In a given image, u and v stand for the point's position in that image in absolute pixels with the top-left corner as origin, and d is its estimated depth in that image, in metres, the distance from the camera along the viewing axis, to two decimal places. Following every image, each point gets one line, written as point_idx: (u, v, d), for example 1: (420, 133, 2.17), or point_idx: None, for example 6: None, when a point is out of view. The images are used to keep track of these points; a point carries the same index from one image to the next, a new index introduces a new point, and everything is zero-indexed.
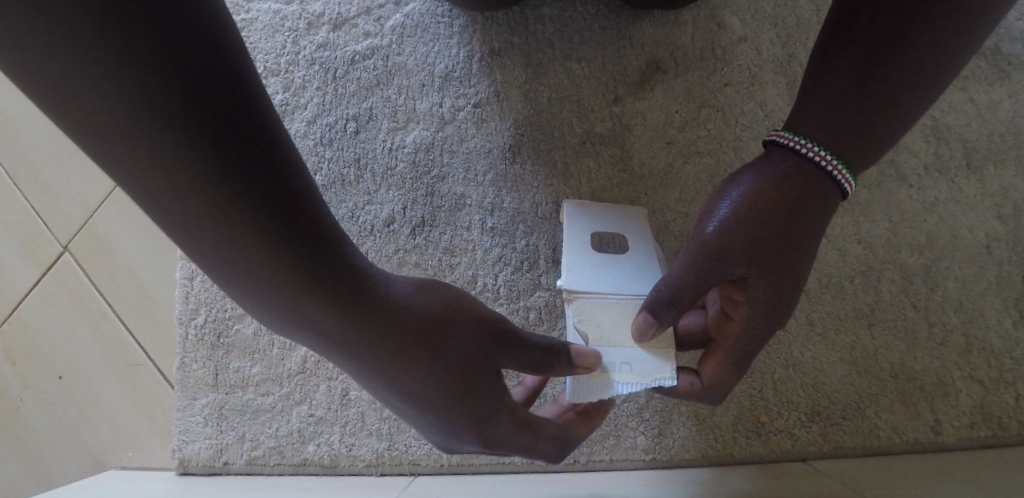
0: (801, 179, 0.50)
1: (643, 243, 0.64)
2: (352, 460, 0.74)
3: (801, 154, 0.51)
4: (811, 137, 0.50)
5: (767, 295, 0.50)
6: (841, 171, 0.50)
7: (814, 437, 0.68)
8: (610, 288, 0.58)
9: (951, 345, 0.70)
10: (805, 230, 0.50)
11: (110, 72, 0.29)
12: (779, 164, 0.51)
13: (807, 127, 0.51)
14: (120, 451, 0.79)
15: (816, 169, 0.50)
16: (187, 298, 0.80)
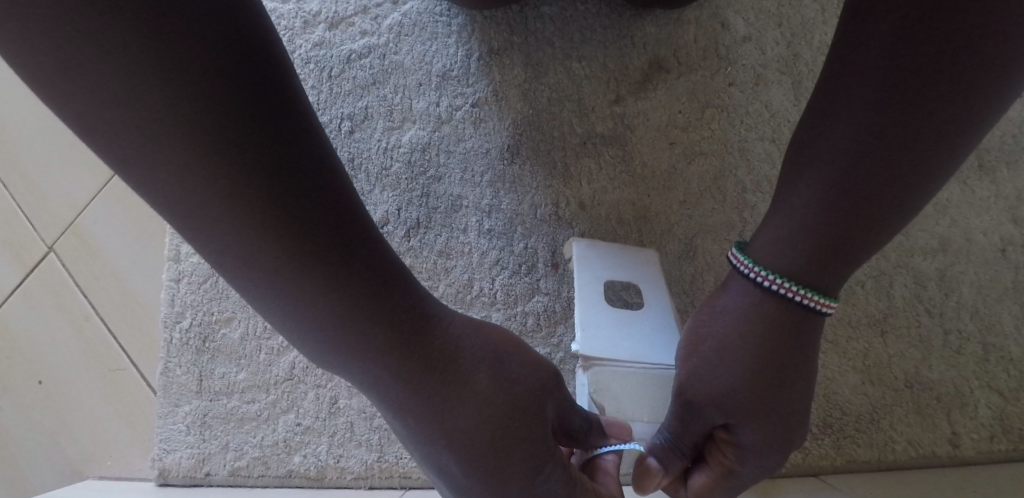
0: (767, 315, 0.47)
1: (661, 297, 0.61)
2: (339, 472, 0.70)
3: (767, 288, 0.47)
4: (775, 265, 0.47)
5: (755, 437, 0.48)
6: (813, 297, 0.46)
7: (827, 451, 0.64)
8: (626, 358, 0.56)
9: (968, 353, 0.66)
10: (784, 369, 0.47)
11: (140, 76, 0.29)
12: (744, 295, 0.49)
13: (775, 246, 0.47)
14: (97, 460, 0.75)
15: (784, 301, 0.47)
16: (173, 301, 0.76)
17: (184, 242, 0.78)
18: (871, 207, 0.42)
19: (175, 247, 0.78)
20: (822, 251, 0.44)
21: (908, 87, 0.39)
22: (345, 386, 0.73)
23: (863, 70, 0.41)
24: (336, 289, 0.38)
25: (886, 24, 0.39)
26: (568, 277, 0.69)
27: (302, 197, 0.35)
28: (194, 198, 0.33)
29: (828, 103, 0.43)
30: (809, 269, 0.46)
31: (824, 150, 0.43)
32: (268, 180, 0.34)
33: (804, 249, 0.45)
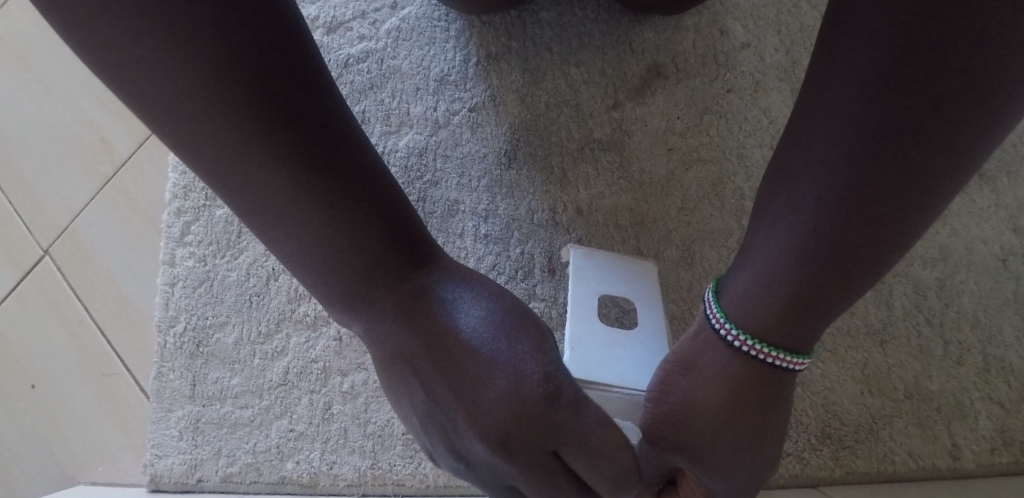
0: (735, 373, 0.45)
1: (655, 318, 0.60)
2: (332, 479, 0.69)
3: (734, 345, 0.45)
4: (744, 322, 0.44)
5: (722, 482, 0.47)
6: (783, 356, 0.44)
7: (825, 462, 0.63)
8: (617, 381, 0.53)
9: (969, 364, 0.66)
10: (752, 427, 0.45)
11: (184, 39, 0.29)
12: (715, 347, 0.46)
13: (744, 299, 0.43)
14: (89, 465, 0.74)
15: (752, 359, 0.44)
16: (167, 305, 0.76)
17: (179, 246, 0.77)
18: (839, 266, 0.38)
19: (170, 251, 0.77)
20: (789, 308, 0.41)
21: (886, 127, 0.33)
22: (339, 392, 0.72)
23: (837, 103, 0.35)
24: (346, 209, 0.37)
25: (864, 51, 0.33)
26: (565, 284, 0.68)
27: (328, 174, 0.36)
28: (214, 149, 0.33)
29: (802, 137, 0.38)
30: (778, 330, 0.42)
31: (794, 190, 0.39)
32: (296, 148, 0.34)
33: (772, 304, 0.42)
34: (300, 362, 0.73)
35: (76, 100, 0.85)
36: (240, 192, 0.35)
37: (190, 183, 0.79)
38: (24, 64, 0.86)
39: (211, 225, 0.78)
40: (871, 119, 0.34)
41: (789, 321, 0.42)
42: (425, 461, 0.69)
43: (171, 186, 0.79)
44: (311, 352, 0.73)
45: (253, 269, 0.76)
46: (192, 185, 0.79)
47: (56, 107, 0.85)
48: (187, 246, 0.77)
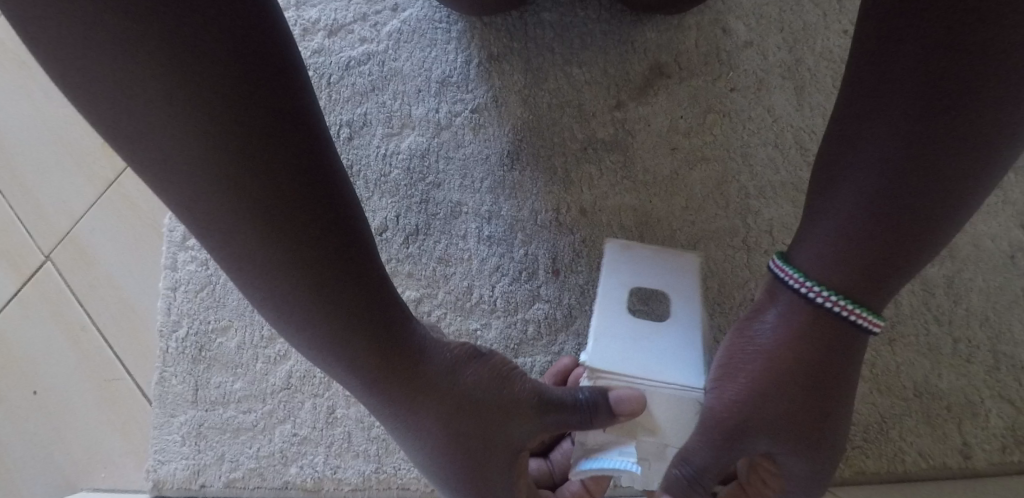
0: (811, 332, 0.45)
1: (689, 306, 0.54)
2: (336, 483, 0.69)
3: (811, 302, 0.45)
4: (823, 280, 0.44)
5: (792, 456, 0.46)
6: (865, 317, 0.44)
7: (835, 461, 0.62)
8: (638, 372, 0.50)
9: (978, 362, 0.65)
10: (830, 385, 0.45)
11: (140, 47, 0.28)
12: (787, 303, 0.47)
13: (822, 259, 0.44)
14: (91, 472, 0.74)
15: (828, 315, 0.44)
16: (169, 310, 0.75)
17: (180, 250, 0.77)
18: (915, 217, 0.40)
19: (172, 255, 0.77)
20: (863, 263, 0.42)
21: (933, 102, 0.38)
22: (343, 395, 0.71)
23: (896, 80, 0.39)
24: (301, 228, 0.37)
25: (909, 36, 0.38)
26: (569, 284, 0.67)
27: (305, 195, 0.36)
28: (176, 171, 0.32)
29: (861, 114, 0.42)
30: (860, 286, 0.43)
31: (863, 161, 0.41)
32: (260, 168, 0.34)
33: (846, 262, 0.43)
34: (303, 366, 0.73)
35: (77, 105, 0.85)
36: (206, 215, 0.34)
37: None
38: (26, 71, 0.86)
39: None
40: (921, 91, 0.38)
41: (867, 279, 0.43)
42: None
43: None
44: None
45: None
46: None
47: (58, 114, 0.85)
48: (189, 250, 0.77)
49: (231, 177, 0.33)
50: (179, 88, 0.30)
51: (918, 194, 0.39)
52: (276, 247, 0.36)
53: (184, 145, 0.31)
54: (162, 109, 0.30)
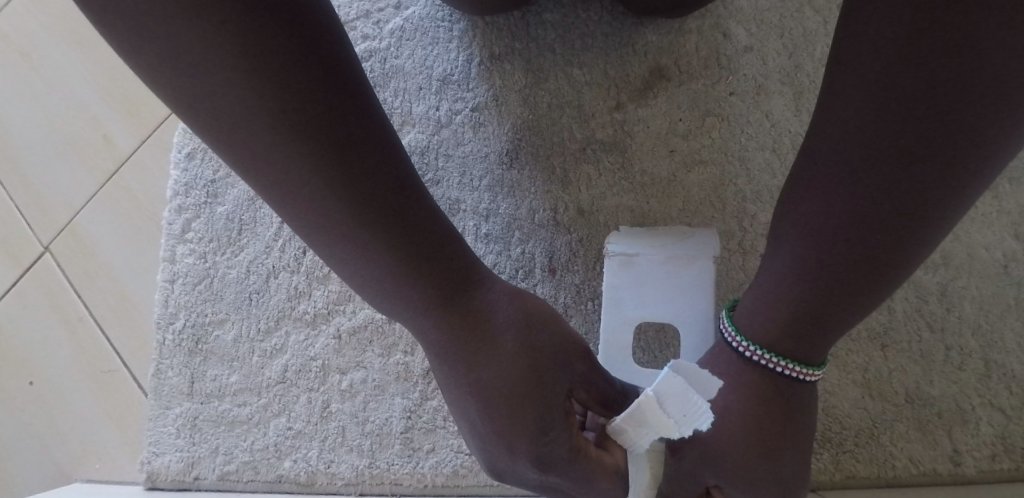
0: (749, 384, 0.49)
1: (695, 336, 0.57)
2: (329, 478, 0.69)
3: (744, 354, 0.49)
4: (750, 330, 0.49)
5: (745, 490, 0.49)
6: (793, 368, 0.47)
7: (825, 466, 0.63)
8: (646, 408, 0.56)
9: (970, 369, 0.65)
10: (779, 436, 0.48)
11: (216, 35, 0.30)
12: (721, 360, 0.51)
13: (754, 314, 0.48)
14: (88, 461, 0.74)
15: (762, 369, 0.48)
16: (166, 302, 0.76)
17: (179, 243, 0.77)
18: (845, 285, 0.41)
19: (170, 247, 0.77)
20: (799, 325, 0.45)
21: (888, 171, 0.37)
22: (338, 390, 0.72)
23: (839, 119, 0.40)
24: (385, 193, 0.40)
25: (870, 70, 0.37)
26: (565, 284, 0.68)
27: (379, 164, 0.39)
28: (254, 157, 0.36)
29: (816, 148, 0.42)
30: (790, 343, 0.46)
31: (807, 198, 0.42)
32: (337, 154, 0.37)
33: (781, 321, 0.46)
34: (298, 360, 0.73)
35: (78, 95, 0.84)
36: (302, 207, 0.38)
37: (191, 179, 0.78)
38: (27, 60, 0.86)
39: (211, 222, 0.77)
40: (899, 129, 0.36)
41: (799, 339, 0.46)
42: (424, 460, 0.69)
43: (172, 183, 0.78)
44: (310, 351, 0.73)
45: (253, 266, 0.75)
46: (193, 182, 0.78)
47: (59, 103, 0.85)
48: (187, 243, 0.77)
49: (318, 166, 0.36)
50: (291, 99, 0.34)
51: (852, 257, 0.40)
52: (363, 218, 0.39)
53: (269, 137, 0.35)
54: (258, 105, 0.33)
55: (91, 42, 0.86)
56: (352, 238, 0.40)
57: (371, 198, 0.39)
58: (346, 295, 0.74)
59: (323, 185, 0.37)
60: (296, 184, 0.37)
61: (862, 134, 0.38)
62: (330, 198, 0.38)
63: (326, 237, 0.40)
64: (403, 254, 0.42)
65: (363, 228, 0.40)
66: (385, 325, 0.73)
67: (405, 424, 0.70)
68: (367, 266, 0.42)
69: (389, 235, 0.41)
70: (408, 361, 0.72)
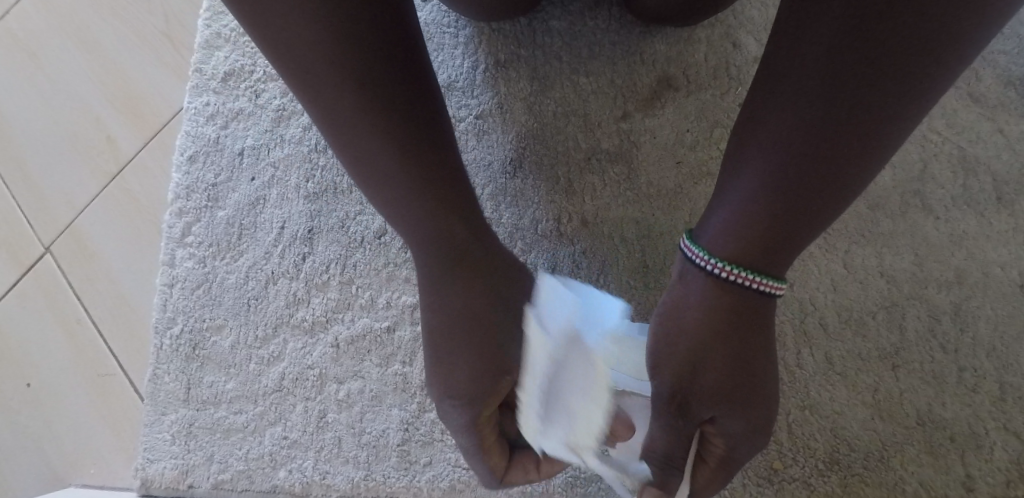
0: (721, 304, 0.46)
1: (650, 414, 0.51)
2: (324, 489, 0.68)
3: (710, 272, 0.46)
4: (726, 254, 0.45)
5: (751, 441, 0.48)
6: (763, 284, 0.45)
7: (832, 489, 0.61)
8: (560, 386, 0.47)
9: (984, 392, 0.63)
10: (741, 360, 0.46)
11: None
12: (695, 281, 0.47)
13: (722, 235, 0.45)
14: (81, 467, 0.73)
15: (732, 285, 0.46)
16: (165, 306, 0.75)
17: (179, 247, 0.76)
18: (812, 210, 0.41)
19: (169, 251, 0.76)
20: (770, 239, 0.43)
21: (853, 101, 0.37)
22: (334, 400, 0.70)
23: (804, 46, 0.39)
24: (392, 104, 0.43)
25: (816, 50, 0.38)
26: None
27: (396, 85, 0.43)
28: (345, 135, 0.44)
29: (744, 138, 0.44)
30: (757, 257, 0.44)
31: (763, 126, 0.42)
32: (410, 120, 0.45)
33: (755, 235, 0.43)
34: (296, 368, 0.72)
35: (83, 97, 0.84)
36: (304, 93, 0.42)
37: (193, 183, 0.78)
38: (33, 61, 0.86)
39: (212, 226, 0.76)
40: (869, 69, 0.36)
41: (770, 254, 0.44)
42: (420, 474, 0.67)
43: (174, 186, 0.78)
44: (308, 359, 0.72)
45: (252, 272, 0.75)
46: (194, 185, 0.77)
47: (64, 104, 0.84)
48: (187, 247, 0.76)
49: (332, 68, 0.40)
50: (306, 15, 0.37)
51: (819, 191, 0.40)
52: (366, 131, 0.44)
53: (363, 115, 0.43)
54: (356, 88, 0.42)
55: (95, 43, 0.85)
56: (346, 132, 0.44)
57: (368, 105, 0.43)
58: (345, 303, 0.73)
59: (328, 82, 0.41)
60: (299, 73, 0.41)
61: (823, 88, 0.38)
62: (334, 93, 0.41)
63: (330, 124, 0.44)
64: (390, 159, 0.45)
65: (356, 125, 0.43)
66: (384, 334, 0.72)
67: (402, 436, 0.69)
68: (358, 157, 0.45)
69: (379, 138, 0.44)
70: (406, 372, 0.70)
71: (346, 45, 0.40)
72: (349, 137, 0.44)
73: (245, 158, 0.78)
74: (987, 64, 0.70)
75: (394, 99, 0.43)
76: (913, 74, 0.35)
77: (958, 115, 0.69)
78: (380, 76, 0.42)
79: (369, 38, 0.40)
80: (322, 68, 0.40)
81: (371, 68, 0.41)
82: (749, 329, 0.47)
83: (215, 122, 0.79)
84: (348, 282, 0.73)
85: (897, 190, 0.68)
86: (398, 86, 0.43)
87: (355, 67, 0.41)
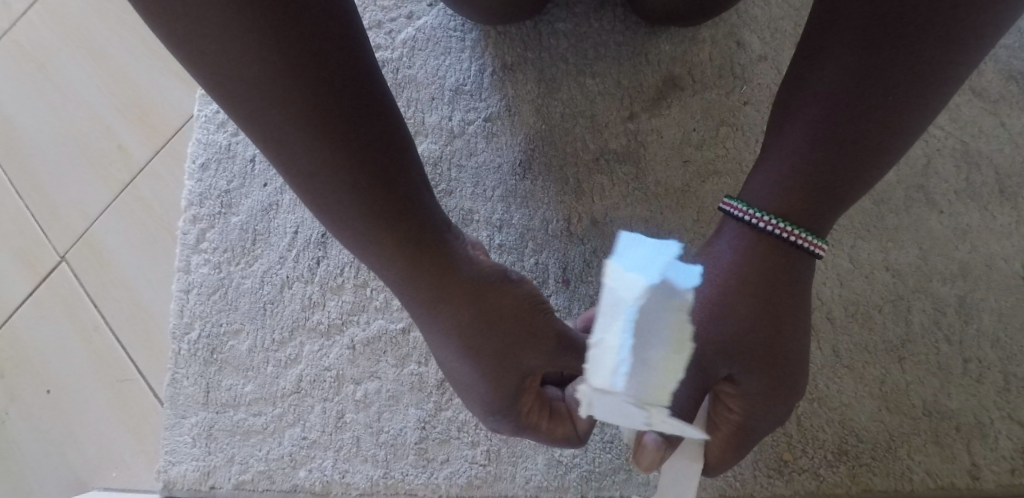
0: (763, 257, 0.46)
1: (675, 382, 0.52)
2: (344, 488, 0.69)
3: (755, 226, 0.47)
4: (765, 205, 0.46)
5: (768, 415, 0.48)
6: (805, 240, 0.46)
7: (841, 479, 0.63)
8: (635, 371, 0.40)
9: (989, 382, 0.64)
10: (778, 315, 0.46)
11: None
12: (736, 235, 0.48)
13: (763, 188, 0.46)
14: (104, 471, 0.75)
15: (775, 240, 0.46)
16: (182, 312, 0.76)
17: (194, 253, 0.77)
18: (847, 167, 0.43)
19: (185, 257, 0.77)
20: (805, 193, 0.44)
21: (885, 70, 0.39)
22: (352, 400, 0.72)
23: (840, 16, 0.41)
24: (345, 136, 0.40)
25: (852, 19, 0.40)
26: (579, 295, 0.68)
27: (353, 116, 0.40)
28: (315, 174, 0.41)
29: (791, 101, 0.45)
30: (799, 208, 0.45)
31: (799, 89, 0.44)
32: (370, 153, 0.41)
33: (792, 189, 0.45)
34: (313, 370, 0.73)
35: (93, 106, 0.85)
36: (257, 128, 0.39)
37: (206, 190, 0.79)
38: (43, 72, 0.87)
39: (226, 232, 0.77)
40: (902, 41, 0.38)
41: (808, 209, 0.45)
42: (438, 471, 0.69)
43: (187, 193, 0.79)
44: (324, 361, 0.73)
45: (267, 276, 0.76)
46: (207, 192, 0.79)
47: (75, 113, 0.85)
48: (202, 253, 0.77)
49: (283, 99, 0.37)
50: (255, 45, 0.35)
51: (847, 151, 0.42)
52: (323, 164, 0.40)
53: (334, 150, 0.40)
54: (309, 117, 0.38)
55: (104, 52, 0.86)
56: (303, 165, 0.40)
57: (324, 138, 0.39)
58: (359, 306, 0.74)
59: (280, 116, 0.38)
60: (252, 109, 0.38)
61: (858, 54, 0.40)
62: (286, 128, 0.39)
63: (287, 159, 0.41)
64: (349, 195, 0.42)
65: (312, 157, 0.40)
66: (399, 335, 0.73)
67: (419, 434, 0.70)
68: (320, 195, 0.42)
69: (339, 173, 0.41)
70: (422, 372, 0.72)
71: (303, 82, 0.37)
72: (307, 171, 0.41)
73: (256, 165, 0.79)
74: (988, 58, 0.71)
75: (353, 130, 0.40)
76: (933, 54, 0.38)
77: (960, 109, 0.70)
78: (334, 106, 0.39)
79: (322, 66, 0.38)
80: (272, 100, 0.37)
81: (324, 99, 0.38)
82: (795, 289, 0.47)
83: (226, 129, 0.80)
84: (362, 285, 0.74)
85: (901, 185, 0.69)
86: (356, 116, 0.40)
87: (308, 96, 0.38)
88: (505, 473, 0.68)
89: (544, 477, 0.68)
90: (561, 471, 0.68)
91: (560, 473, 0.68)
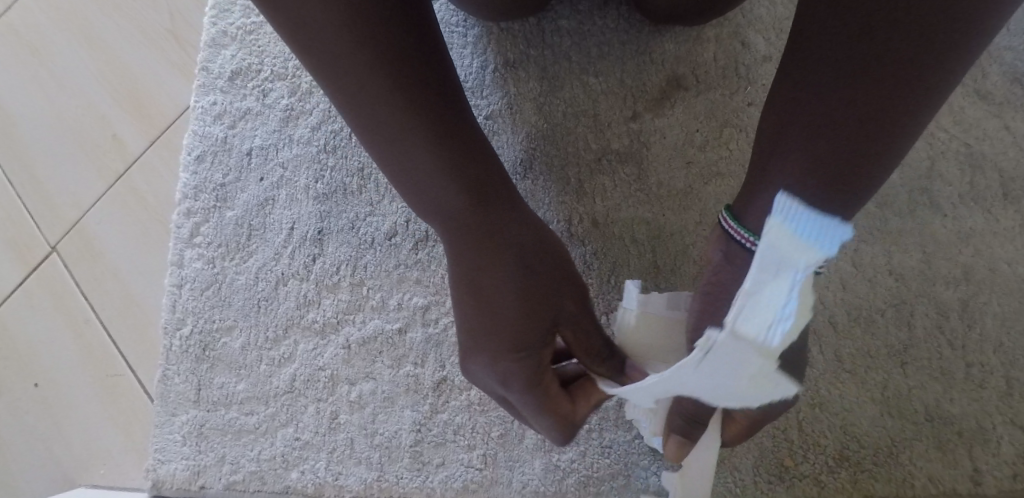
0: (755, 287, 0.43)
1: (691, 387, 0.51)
2: (337, 490, 0.68)
3: (750, 252, 0.43)
4: (759, 229, 0.43)
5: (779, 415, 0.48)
6: None
7: (842, 485, 0.62)
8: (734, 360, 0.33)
9: (992, 387, 0.64)
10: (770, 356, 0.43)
11: None
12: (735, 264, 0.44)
13: (758, 214, 0.43)
14: (91, 469, 0.73)
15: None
16: (174, 307, 0.75)
17: (187, 248, 0.76)
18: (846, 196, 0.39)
19: (178, 252, 0.76)
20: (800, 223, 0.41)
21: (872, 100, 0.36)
22: (346, 401, 0.70)
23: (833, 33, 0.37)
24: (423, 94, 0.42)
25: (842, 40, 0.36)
26: None
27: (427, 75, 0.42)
28: (399, 129, 0.41)
29: (782, 123, 0.40)
30: None
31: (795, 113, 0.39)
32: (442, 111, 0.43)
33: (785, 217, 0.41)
34: (308, 369, 0.72)
35: (87, 96, 0.84)
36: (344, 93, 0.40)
37: (201, 183, 0.77)
38: (36, 59, 0.85)
39: (220, 227, 0.76)
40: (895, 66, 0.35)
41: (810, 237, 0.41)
42: (434, 474, 0.68)
43: (182, 186, 0.77)
44: (319, 360, 0.72)
45: (262, 273, 0.74)
46: (202, 186, 0.77)
47: (68, 103, 0.84)
48: (195, 248, 0.76)
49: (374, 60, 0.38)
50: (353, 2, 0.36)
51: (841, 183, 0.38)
52: (411, 126, 0.42)
53: (418, 105, 0.41)
54: (395, 67, 0.40)
55: (100, 41, 0.85)
56: (388, 129, 0.41)
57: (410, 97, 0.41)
58: (356, 304, 0.73)
59: (372, 79, 0.39)
60: (343, 75, 0.39)
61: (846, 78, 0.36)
62: (378, 90, 0.40)
63: (373, 126, 0.41)
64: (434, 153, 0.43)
65: (399, 119, 0.41)
66: (395, 335, 0.72)
67: (415, 436, 0.69)
68: (404, 157, 0.43)
69: (422, 133, 0.42)
70: (418, 373, 0.70)
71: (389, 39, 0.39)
72: (393, 134, 0.42)
73: (252, 158, 0.77)
74: (993, 61, 0.71)
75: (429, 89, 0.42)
76: (941, 55, 0.34)
77: (964, 112, 0.70)
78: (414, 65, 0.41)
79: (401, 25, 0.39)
80: (366, 63, 0.38)
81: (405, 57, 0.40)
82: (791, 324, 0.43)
83: (223, 122, 0.79)
84: (359, 284, 0.73)
85: (905, 189, 0.69)
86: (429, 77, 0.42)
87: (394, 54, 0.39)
88: (501, 477, 0.67)
89: (541, 481, 0.67)
90: (559, 475, 0.66)
91: (558, 477, 0.66)
